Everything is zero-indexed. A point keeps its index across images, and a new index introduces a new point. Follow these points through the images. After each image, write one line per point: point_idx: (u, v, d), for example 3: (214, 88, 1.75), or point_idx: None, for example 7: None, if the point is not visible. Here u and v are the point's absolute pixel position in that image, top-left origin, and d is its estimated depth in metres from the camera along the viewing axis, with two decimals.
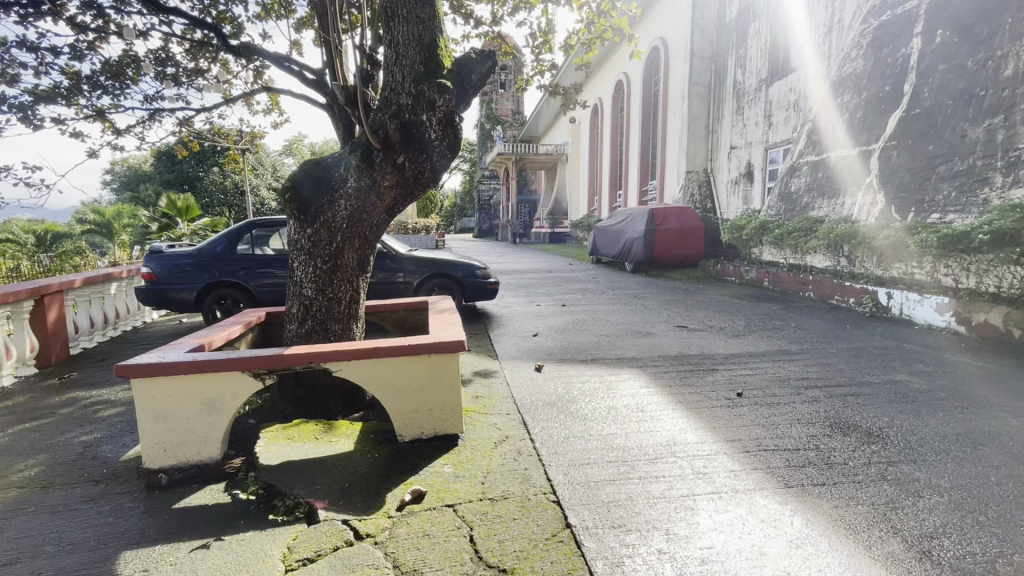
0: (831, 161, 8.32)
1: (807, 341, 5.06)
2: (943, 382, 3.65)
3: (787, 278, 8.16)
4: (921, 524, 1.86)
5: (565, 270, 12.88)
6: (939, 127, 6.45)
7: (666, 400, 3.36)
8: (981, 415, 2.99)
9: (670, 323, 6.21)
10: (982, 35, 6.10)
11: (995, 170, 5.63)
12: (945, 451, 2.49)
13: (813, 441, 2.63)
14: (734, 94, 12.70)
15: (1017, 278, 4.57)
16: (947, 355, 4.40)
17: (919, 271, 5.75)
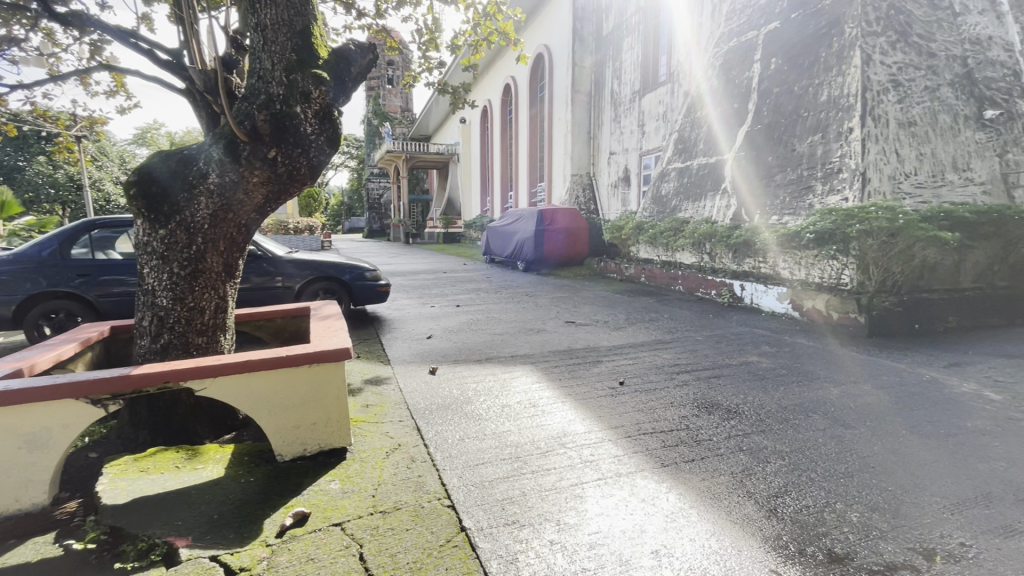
0: (693, 168, 9.29)
1: (678, 330, 5.61)
2: (784, 360, 4.27)
3: (661, 273, 8.96)
4: (769, 486, 2.14)
5: (459, 270, 12.86)
6: (776, 142, 7.51)
7: (556, 394, 3.51)
8: (811, 387, 3.53)
9: (560, 319, 6.48)
10: (806, 65, 7.24)
11: (816, 178, 6.68)
12: (785, 421, 2.89)
13: (683, 422, 2.90)
14: (612, 103, 13.68)
15: (833, 270, 5.62)
16: (786, 337, 5.15)
17: (764, 265, 6.65)
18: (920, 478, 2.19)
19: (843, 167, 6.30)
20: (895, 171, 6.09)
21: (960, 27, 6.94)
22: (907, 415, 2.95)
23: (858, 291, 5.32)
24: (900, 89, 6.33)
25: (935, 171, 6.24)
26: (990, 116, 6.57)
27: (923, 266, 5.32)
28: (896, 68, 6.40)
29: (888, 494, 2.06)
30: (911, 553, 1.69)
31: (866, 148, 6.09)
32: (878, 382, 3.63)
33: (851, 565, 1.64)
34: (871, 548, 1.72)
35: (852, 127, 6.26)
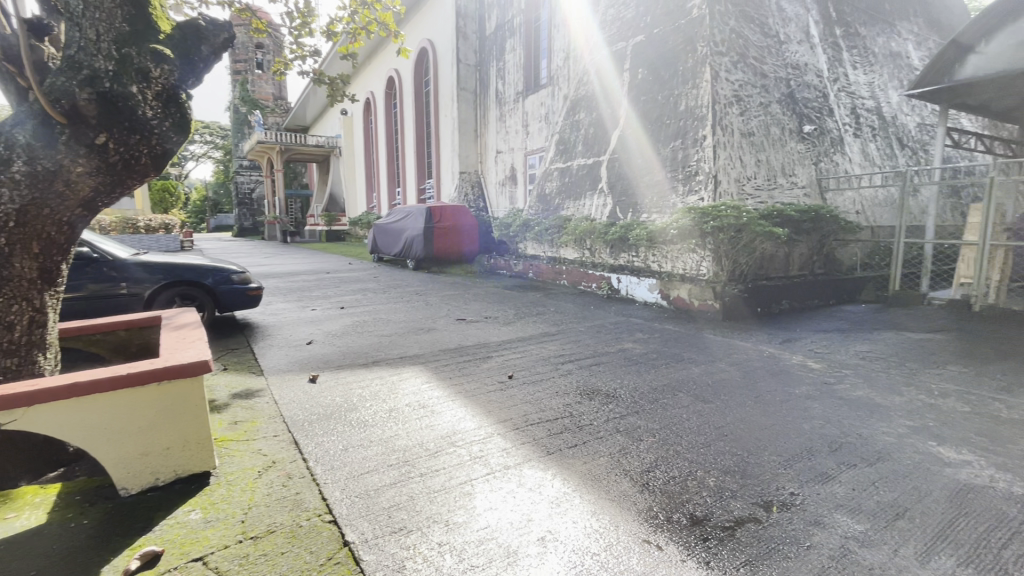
0: (574, 168, 9.80)
1: (563, 322, 5.89)
2: (654, 345, 4.68)
3: (546, 269, 9.33)
4: (641, 463, 2.33)
5: (343, 270, 12.19)
6: (644, 146, 8.19)
7: (445, 392, 3.48)
8: (677, 368, 3.92)
9: (450, 317, 6.45)
10: (667, 77, 8.01)
11: (678, 180, 7.41)
12: (655, 401, 3.17)
13: (567, 410, 3.04)
14: (497, 103, 13.94)
15: (694, 262, 6.30)
16: (657, 324, 5.66)
17: (637, 259, 7.23)
18: (760, 441, 2.53)
19: (699, 170, 7.06)
20: (739, 175, 7.01)
21: (785, 53, 8.19)
22: (752, 387, 3.41)
23: (714, 280, 6.01)
24: (742, 104, 7.31)
25: (769, 176, 7.27)
26: (807, 130, 7.82)
27: (763, 257, 6.19)
28: (738, 85, 7.38)
29: (737, 458, 2.35)
30: (753, 507, 1.94)
31: (717, 154, 6.91)
32: (729, 359, 4.14)
33: (708, 524, 1.84)
34: (723, 507, 1.94)
35: (705, 136, 7.07)
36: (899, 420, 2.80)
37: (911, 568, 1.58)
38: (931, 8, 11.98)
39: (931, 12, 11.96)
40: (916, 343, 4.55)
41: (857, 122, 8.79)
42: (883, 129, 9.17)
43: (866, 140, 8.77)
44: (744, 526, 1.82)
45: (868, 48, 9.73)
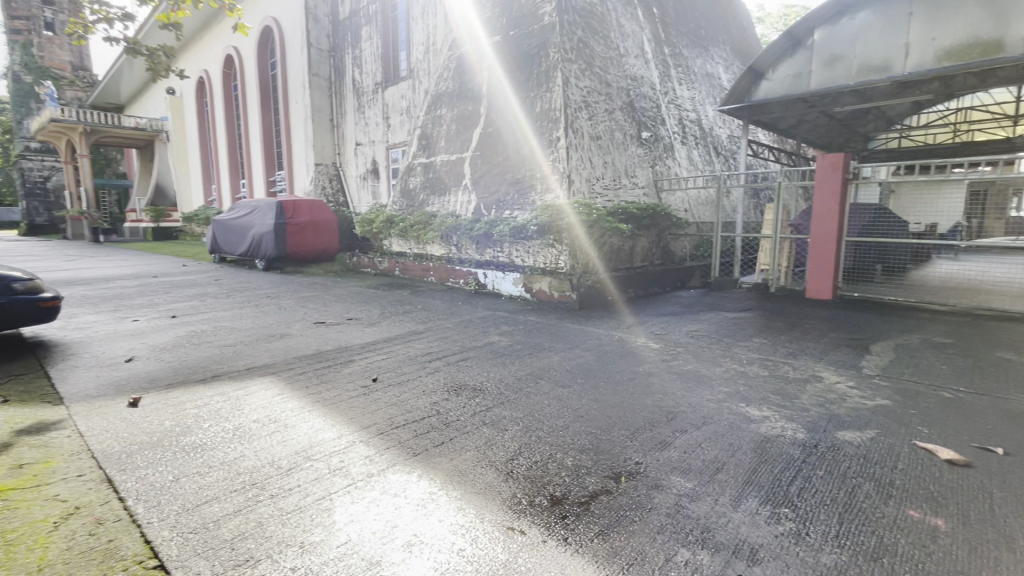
0: (437, 164, 9.72)
1: (431, 320, 5.82)
2: (519, 337, 4.86)
3: (413, 266, 9.14)
4: (506, 452, 2.40)
5: (175, 273, 10.56)
6: (504, 143, 8.44)
7: (302, 403, 3.21)
8: (539, 357, 4.12)
9: (308, 320, 5.97)
10: (523, 79, 8.36)
11: (536, 178, 7.76)
12: (520, 390, 3.29)
13: (434, 408, 3.01)
14: (354, 92, 13.24)
15: (553, 256, 6.64)
16: (521, 316, 5.89)
17: (501, 254, 7.43)
18: (611, 418, 2.77)
19: (555, 170, 7.50)
20: (590, 175, 7.61)
21: (624, 66, 9.08)
22: (605, 369, 3.72)
23: (571, 272, 6.40)
24: (590, 109, 7.96)
25: (615, 177, 8.00)
26: (645, 136, 8.78)
27: (612, 250, 6.80)
28: (586, 92, 8.01)
29: (592, 436, 2.54)
30: (605, 480, 2.11)
31: (569, 155, 7.43)
32: (586, 345, 4.48)
33: (566, 503, 1.95)
34: (580, 485, 2.08)
35: (559, 137, 7.54)
36: (719, 387, 3.28)
37: (727, 512, 1.85)
38: (735, 38, 14.24)
39: (735, 42, 14.21)
40: (731, 321, 5.39)
41: (683, 131, 10.10)
42: (702, 138, 10.66)
43: (691, 147, 10.12)
44: (597, 499, 1.97)
45: (689, 68, 11.25)
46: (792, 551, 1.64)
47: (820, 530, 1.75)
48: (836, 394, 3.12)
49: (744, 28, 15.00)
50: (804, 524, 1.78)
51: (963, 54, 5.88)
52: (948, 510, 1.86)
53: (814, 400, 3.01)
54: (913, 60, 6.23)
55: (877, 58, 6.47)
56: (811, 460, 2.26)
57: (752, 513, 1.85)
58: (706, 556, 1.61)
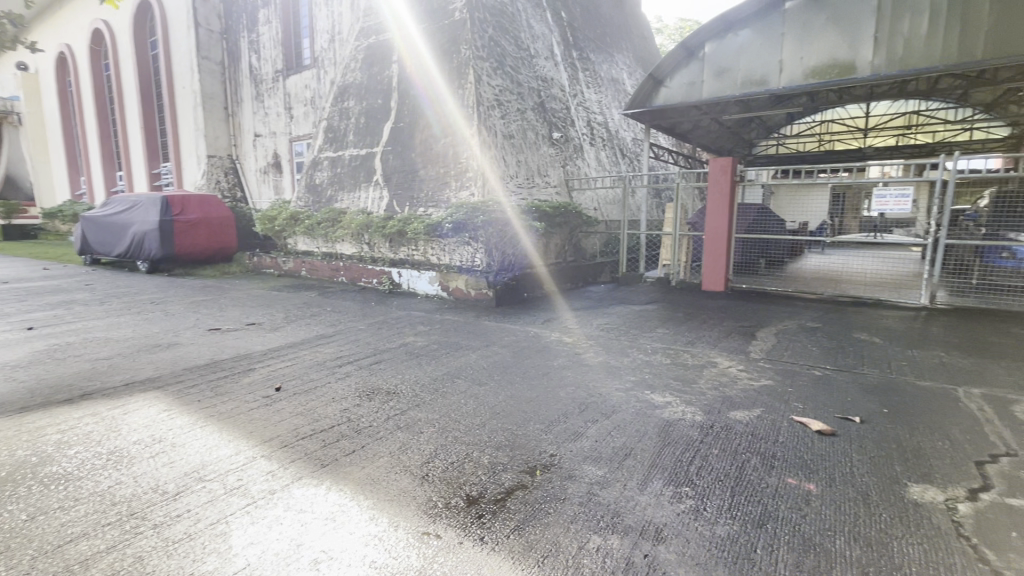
0: (346, 159, 9.28)
1: (342, 322, 5.55)
2: (435, 336, 4.77)
3: (321, 266, 8.65)
4: (421, 456, 2.34)
5: (31, 278, 9.09)
6: (416, 140, 8.25)
7: (193, 418, 2.91)
8: (456, 355, 4.08)
9: (200, 326, 5.43)
10: (434, 74, 8.22)
11: (450, 175, 7.67)
12: (435, 391, 3.24)
13: (344, 415, 2.87)
14: (251, 79, 12.26)
15: (468, 254, 6.60)
16: (437, 315, 5.80)
17: (416, 253, 7.27)
18: (527, 413, 2.81)
19: (469, 168, 7.47)
20: (504, 173, 7.69)
21: (535, 67, 9.28)
22: (520, 365, 3.77)
23: (487, 271, 6.42)
24: (503, 108, 8.03)
25: (528, 176, 8.13)
26: (555, 137, 9.04)
27: (526, 248, 6.91)
28: (498, 90, 8.07)
29: (507, 433, 2.56)
30: (520, 475, 2.13)
31: (483, 153, 7.48)
32: (502, 342, 4.51)
33: (482, 502, 1.94)
34: (495, 482, 2.08)
35: (471, 135, 7.55)
36: (627, 376, 3.46)
37: (634, 496, 1.95)
38: (636, 46, 15.10)
39: (636, 49, 15.07)
40: (638, 313, 5.71)
41: (592, 133, 10.52)
42: (609, 140, 11.19)
43: (599, 149, 10.57)
44: (513, 495, 1.98)
45: (595, 72, 11.75)
46: (692, 526, 1.76)
47: (715, 504, 1.90)
48: (728, 377, 3.42)
49: (644, 37, 15.96)
50: (702, 500, 1.92)
51: (825, 73, 6.70)
52: (818, 475, 2.10)
53: (710, 384, 3.28)
54: (786, 76, 6.98)
55: (757, 73, 7.18)
56: (707, 440, 2.45)
57: (656, 495, 1.96)
58: (616, 540, 1.68)
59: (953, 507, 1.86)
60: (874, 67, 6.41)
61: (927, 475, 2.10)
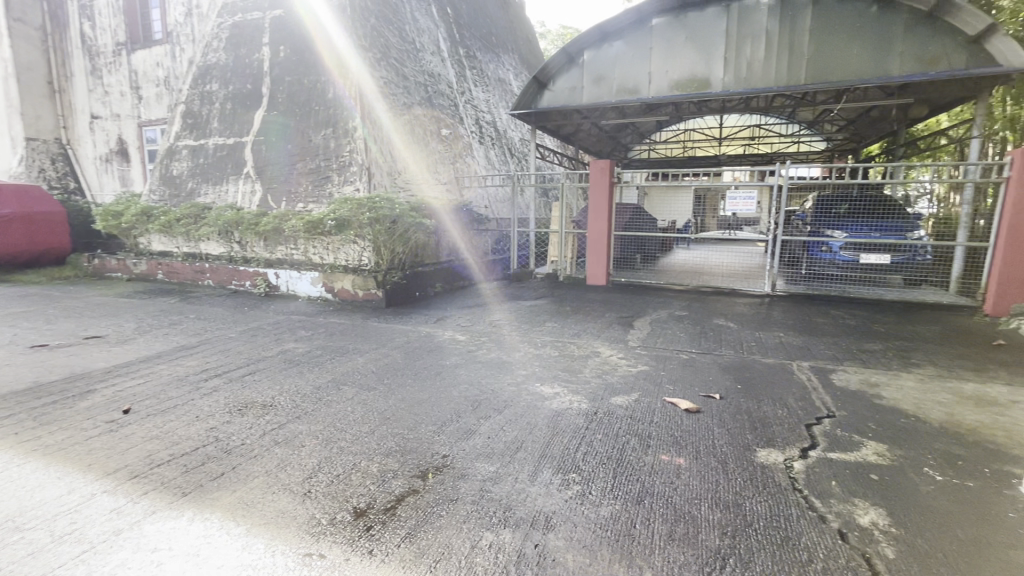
0: (209, 149, 8.33)
1: (208, 330, 4.96)
2: (319, 341, 4.47)
3: (182, 268, 7.66)
4: (302, 471, 2.17)
5: None
6: (292, 131, 7.66)
7: (7, 456, 2.39)
8: (342, 361, 3.85)
9: (18, 344, 4.52)
10: (310, 60, 7.71)
11: (332, 170, 7.18)
12: (319, 400, 3.03)
13: (211, 434, 2.56)
14: (85, 51, 10.49)
15: (354, 253, 6.28)
16: (321, 318, 5.43)
17: (297, 252, 6.74)
18: (418, 416, 2.74)
19: (352, 161, 7.05)
20: (391, 169, 7.39)
21: (420, 61, 9.15)
22: (412, 366, 3.68)
23: (375, 270, 6.13)
24: (387, 101, 7.77)
25: (417, 172, 7.90)
26: (444, 133, 8.98)
27: (417, 246, 6.75)
28: (382, 82, 7.81)
29: (398, 438, 2.47)
30: (411, 480, 2.07)
31: (368, 147, 7.09)
32: (393, 343, 4.36)
33: (370, 514, 1.85)
34: (384, 491, 2.00)
35: (355, 127, 7.13)
36: (518, 371, 3.54)
37: (526, 488, 1.99)
38: (521, 49, 15.52)
39: (521, 52, 15.49)
40: (528, 309, 5.88)
41: (480, 131, 10.60)
42: (498, 139, 11.36)
43: (488, 147, 10.69)
44: (403, 502, 1.92)
45: (482, 71, 11.88)
46: (578, 511, 1.84)
47: (600, 487, 2.01)
48: (610, 365, 3.66)
49: (528, 40, 16.46)
50: (588, 484, 2.03)
51: (686, 86, 7.43)
52: (686, 449, 2.33)
53: (594, 373, 3.49)
54: (654, 86, 7.63)
55: (629, 82, 7.76)
56: (592, 426, 2.59)
57: (546, 484, 2.02)
58: (508, 534, 1.70)
59: (790, 466, 2.17)
60: (725, 83, 7.25)
61: (771, 440, 2.43)
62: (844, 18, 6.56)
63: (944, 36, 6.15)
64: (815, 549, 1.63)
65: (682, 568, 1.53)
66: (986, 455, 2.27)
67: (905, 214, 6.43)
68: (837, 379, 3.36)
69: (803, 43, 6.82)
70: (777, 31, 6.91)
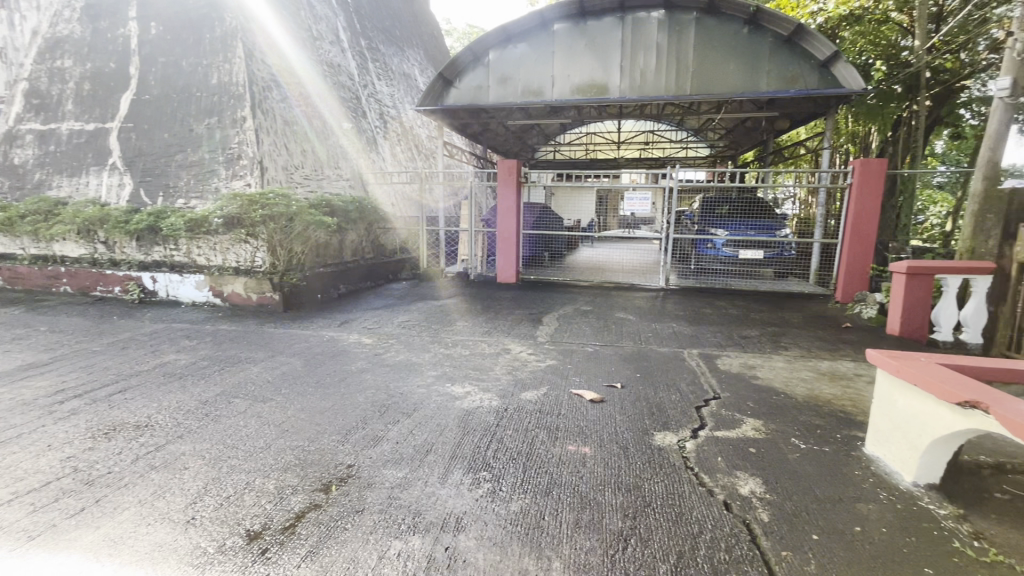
0: (63, 135, 7.26)
1: (64, 345, 4.28)
2: (205, 351, 4.05)
3: (29, 273, 6.52)
4: (186, 496, 1.95)
5: None
6: (168, 117, 6.90)
7: None
8: (233, 371, 3.52)
9: None
10: (190, 41, 7.09)
11: (218, 163, 6.50)
12: (205, 416, 2.74)
13: (67, 466, 2.20)
14: None
15: (247, 252, 5.79)
16: (208, 326, 4.92)
17: (177, 253, 6.03)
18: (320, 425, 2.59)
19: (242, 154, 6.43)
20: (287, 163, 6.84)
21: (317, 50, 8.79)
22: (313, 374, 3.46)
23: (271, 271, 5.68)
24: (281, 90, 7.27)
25: (316, 167, 7.43)
26: (346, 127, 8.63)
27: (318, 246, 6.39)
28: (275, 70, 7.33)
29: (298, 451, 2.31)
30: (313, 494, 1.95)
31: (259, 140, 6.51)
32: (292, 350, 4.07)
33: (266, 535, 1.71)
34: (282, 509, 1.85)
35: (244, 117, 6.54)
36: (428, 372, 3.47)
37: (436, 491, 1.96)
38: (426, 44, 15.28)
39: (426, 47, 15.26)
40: (438, 309, 5.79)
41: (385, 126, 10.28)
42: (404, 136, 11.09)
43: (394, 143, 10.41)
44: (304, 518, 1.79)
45: (386, 65, 11.58)
46: (489, 508, 1.85)
47: (509, 482, 2.03)
48: (520, 361, 3.72)
49: (433, 37, 16.25)
50: (498, 481, 2.04)
51: (587, 91, 7.78)
52: (591, 439, 2.43)
53: (505, 370, 3.52)
54: (557, 90, 7.89)
55: (534, 84, 7.95)
56: (503, 423, 2.61)
57: (456, 485, 2.01)
58: (418, 540, 1.66)
59: (683, 446, 2.35)
60: (621, 90, 7.70)
61: (666, 423, 2.62)
62: (722, 37, 7.24)
63: (802, 58, 6.98)
64: (705, 521, 1.78)
65: (589, 553, 1.59)
66: (839, 423, 2.63)
67: (771, 213, 7.29)
68: (722, 364, 3.70)
69: (688, 57, 7.42)
70: (666, 44, 7.45)
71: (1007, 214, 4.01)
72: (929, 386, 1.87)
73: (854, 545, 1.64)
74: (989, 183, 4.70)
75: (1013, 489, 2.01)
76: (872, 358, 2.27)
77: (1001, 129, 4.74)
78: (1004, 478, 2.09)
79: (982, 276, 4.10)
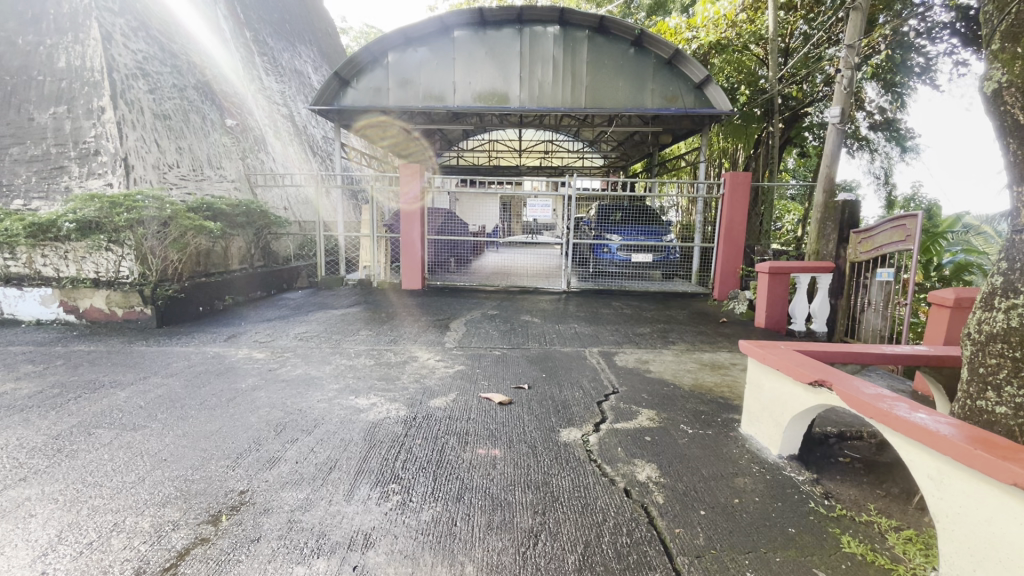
0: None
1: None
2: (55, 377, 3.46)
3: None
4: (32, 548, 1.65)
5: None
6: (2, 104, 5.91)
7: None
8: (93, 399, 3.05)
9: None
10: (29, 17, 6.27)
11: (69, 158, 5.62)
12: (58, 452, 2.35)
13: None
14: None
15: (110, 262, 5.00)
16: (59, 347, 4.22)
17: (14, 263, 5.06)
18: (205, 451, 2.35)
19: (100, 150, 5.57)
20: (157, 161, 6.01)
21: (191, 40, 8.04)
22: (195, 395, 3.12)
23: (140, 282, 5.01)
24: (149, 79, 6.48)
25: (193, 166, 6.68)
26: (230, 124, 7.91)
27: (198, 253, 5.78)
28: (141, 56, 6.54)
29: (179, 481, 2.07)
30: (198, 528, 1.76)
31: (123, 133, 5.68)
32: (167, 370, 3.64)
33: None
34: (160, 548, 1.65)
35: (102, 108, 5.71)
36: (329, 385, 3.30)
37: (341, 509, 1.87)
38: (320, 41, 14.57)
39: (320, 44, 14.53)
40: (339, 318, 5.52)
41: (275, 125, 9.58)
42: (297, 135, 10.43)
43: (286, 142, 9.76)
44: (188, 555, 1.61)
45: (275, 59, 10.88)
46: (398, 521, 1.80)
47: (419, 493, 1.99)
48: (428, 369, 3.66)
49: (327, 34, 15.54)
50: (408, 492, 1.99)
51: (488, 99, 7.91)
52: (501, 441, 2.47)
53: (412, 378, 3.46)
54: (458, 96, 7.92)
55: (435, 89, 7.93)
56: (412, 433, 2.56)
57: (364, 501, 1.93)
58: (323, 563, 1.57)
59: (586, 440, 2.47)
60: (521, 100, 7.93)
61: (571, 419, 2.74)
62: (611, 55, 7.76)
63: (680, 79, 7.68)
64: (608, 510, 1.88)
65: (501, 553, 1.62)
66: (718, 408, 2.93)
67: (658, 220, 7.83)
68: (619, 360, 3.96)
69: (582, 71, 7.86)
70: (562, 58, 7.82)
71: (841, 222, 4.74)
72: (787, 369, 2.15)
73: (735, 516, 1.84)
74: (828, 195, 5.52)
75: (852, 452, 2.39)
76: (744, 348, 2.55)
77: (833, 150, 5.61)
78: (845, 444, 2.48)
79: (825, 274, 4.81)
